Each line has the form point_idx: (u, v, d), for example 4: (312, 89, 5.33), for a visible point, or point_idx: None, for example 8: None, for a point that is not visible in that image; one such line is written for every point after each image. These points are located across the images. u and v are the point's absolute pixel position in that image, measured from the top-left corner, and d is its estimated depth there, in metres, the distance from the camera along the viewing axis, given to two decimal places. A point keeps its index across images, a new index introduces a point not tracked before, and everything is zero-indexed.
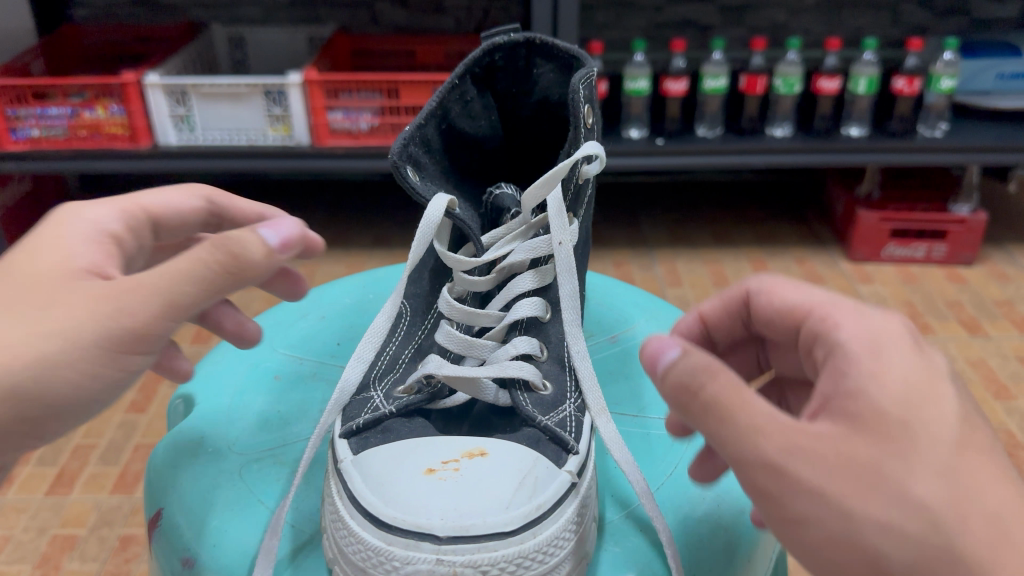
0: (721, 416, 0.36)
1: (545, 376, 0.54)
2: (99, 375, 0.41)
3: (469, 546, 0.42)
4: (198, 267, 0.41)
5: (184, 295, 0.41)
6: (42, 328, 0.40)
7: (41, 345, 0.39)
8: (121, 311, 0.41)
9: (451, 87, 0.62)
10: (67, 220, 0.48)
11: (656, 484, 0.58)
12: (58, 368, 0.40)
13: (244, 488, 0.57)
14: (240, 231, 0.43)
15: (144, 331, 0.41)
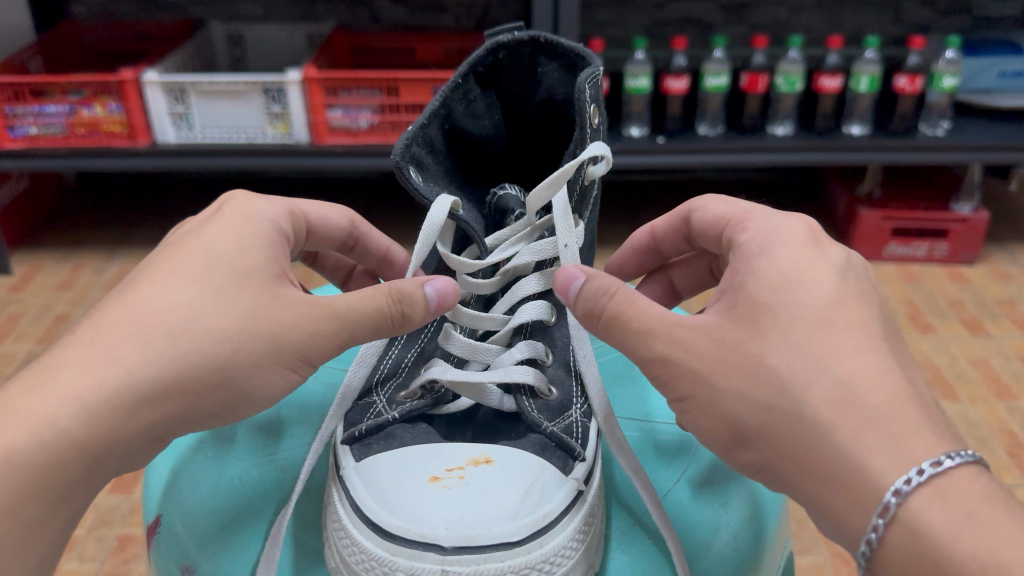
0: (621, 325, 0.46)
1: (551, 381, 0.54)
2: (283, 380, 0.47)
3: (474, 557, 0.41)
4: (379, 314, 0.47)
5: (358, 329, 0.47)
6: (250, 332, 0.45)
7: (247, 346, 0.44)
8: (314, 333, 0.46)
9: (454, 86, 0.61)
10: (250, 214, 0.52)
11: (664, 490, 0.57)
12: (259, 370, 0.45)
13: (245, 494, 0.56)
14: (411, 285, 0.47)
15: (327, 349, 0.47)
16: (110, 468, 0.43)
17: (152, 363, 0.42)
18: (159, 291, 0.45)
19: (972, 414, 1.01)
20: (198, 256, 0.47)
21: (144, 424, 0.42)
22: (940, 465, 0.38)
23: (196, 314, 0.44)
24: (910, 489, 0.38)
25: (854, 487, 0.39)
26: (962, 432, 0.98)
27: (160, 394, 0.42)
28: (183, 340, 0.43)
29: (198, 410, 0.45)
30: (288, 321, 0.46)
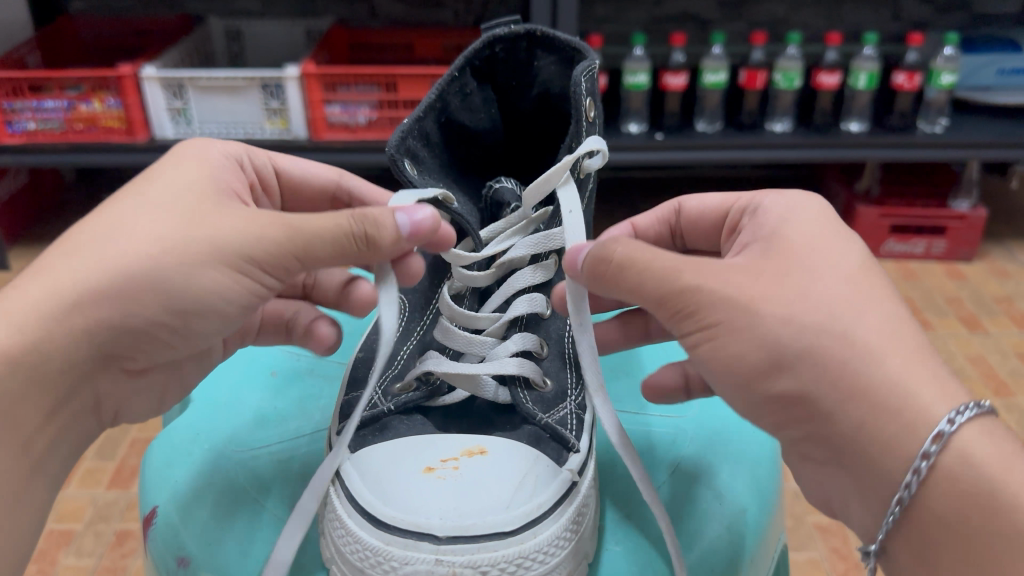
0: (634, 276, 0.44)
1: (545, 373, 0.54)
2: (230, 287, 0.46)
3: (468, 546, 0.41)
4: (337, 231, 0.45)
5: (313, 245, 0.46)
6: (187, 234, 0.45)
7: (182, 245, 0.45)
8: (260, 237, 0.46)
9: (451, 79, 0.61)
10: (205, 147, 0.55)
11: (658, 483, 0.58)
12: (195, 272, 0.45)
13: (241, 486, 0.56)
14: (378, 211, 0.47)
15: (278, 261, 0.46)
16: (59, 383, 0.45)
17: (84, 272, 0.44)
18: (119, 211, 0.47)
19: None
20: (159, 180, 0.49)
21: (81, 325, 0.44)
22: (972, 409, 0.39)
23: (131, 225, 0.46)
24: (956, 424, 0.38)
25: (903, 414, 0.39)
26: None
27: (89, 299, 0.44)
28: (117, 245, 0.45)
29: (139, 317, 0.45)
30: (231, 225, 0.46)
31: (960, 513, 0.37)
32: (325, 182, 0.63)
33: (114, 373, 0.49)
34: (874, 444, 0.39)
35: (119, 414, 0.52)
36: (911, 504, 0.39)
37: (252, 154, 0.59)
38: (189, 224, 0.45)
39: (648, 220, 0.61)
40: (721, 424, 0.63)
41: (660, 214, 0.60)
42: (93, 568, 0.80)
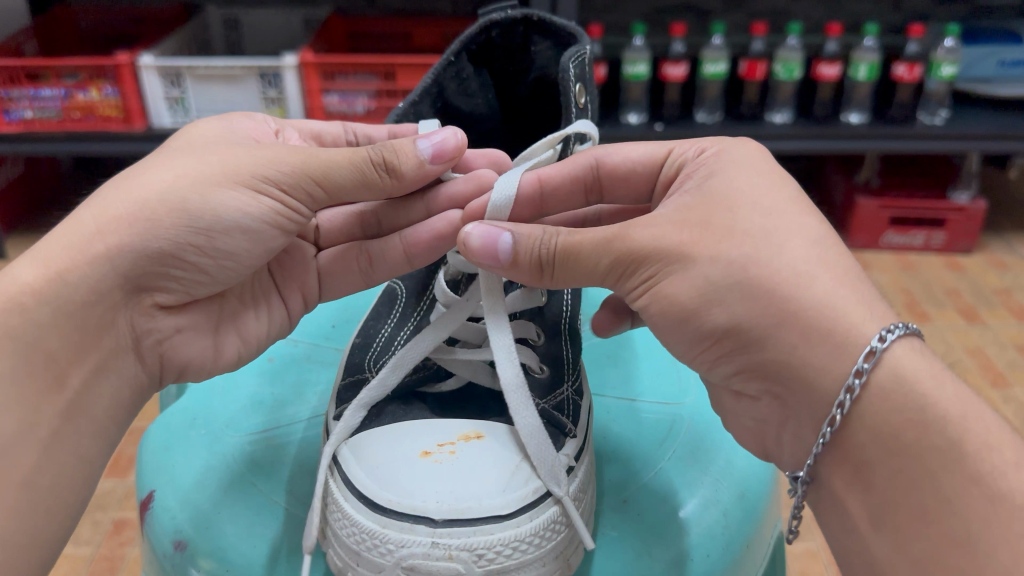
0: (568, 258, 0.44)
1: (542, 359, 0.53)
2: (247, 207, 0.47)
3: (464, 529, 0.41)
4: (355, 155, 0.47)
5: (335, 171, 0.47)
6: (201, 162, 0.47)
7: (194, 171, 0.46)
8: (273, 159, 0.47)
9: (446, 64, 0.61)
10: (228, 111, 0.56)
11: (653, 469, 0.58)
12: (210, 190, 0.46)
13: (238, 469, 0.56)
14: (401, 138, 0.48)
15: (297, 182, 0.47)
16: (89, 316, 0.45)
17: (104, 207, 0.45)
18: (141, 161, 0.49)
19: None
20: (183, 134, 0.51)
21: (103, 251, 0.44)
22: (908, 329, 0.39)
23: (150, 164, 0.47)
24: (891, 339, 0.38)
25: (835, 336, 0.39)
26: None
27: (111, 227, 0.45)
28: (128, 182, 0.46)
29: (165, 240, 0.45)
30: (245, 153, 0.47)
31: (894, 428, 0.38)
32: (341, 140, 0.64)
33: (150, 311, 0.48)
34: (808, 362, 0.40)
35: (166, 359, 0.51)
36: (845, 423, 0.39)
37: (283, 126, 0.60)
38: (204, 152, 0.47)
39: (562, 173, 0.51)
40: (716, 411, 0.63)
41: (575, 168, 0.51)
42: (90, 557, 0.79)
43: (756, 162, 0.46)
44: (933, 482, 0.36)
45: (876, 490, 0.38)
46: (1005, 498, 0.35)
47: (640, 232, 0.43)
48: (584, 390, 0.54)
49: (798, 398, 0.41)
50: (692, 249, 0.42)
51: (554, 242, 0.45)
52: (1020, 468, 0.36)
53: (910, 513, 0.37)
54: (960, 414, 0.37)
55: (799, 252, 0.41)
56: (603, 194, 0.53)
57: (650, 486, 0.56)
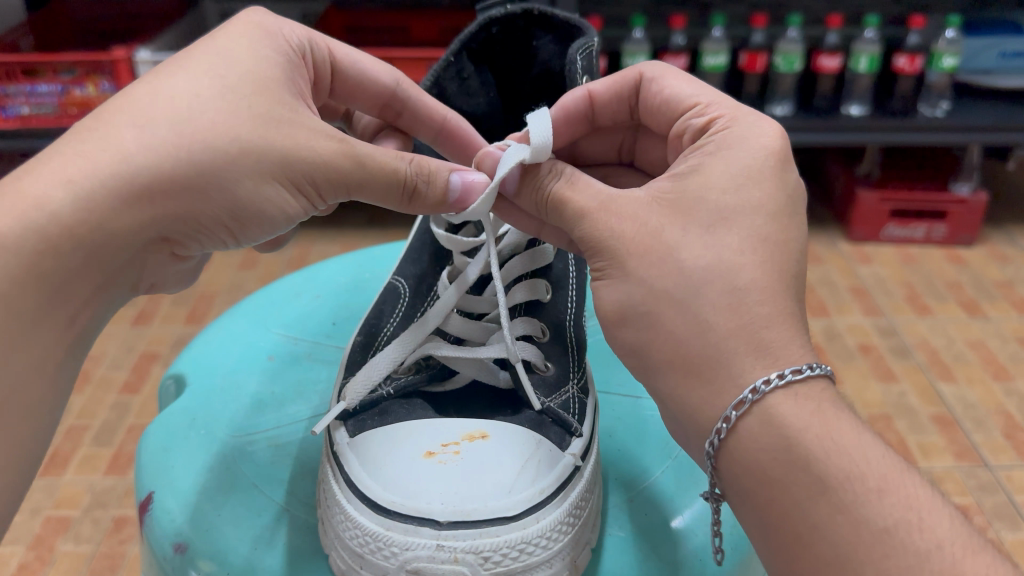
0: (558, 205, 0.45)
1: (546, 357, 0.53)
2: (283, 199, 0.45)
3: (469, 532, 0.40)
4: (396, 176, 0.46)
5: (368, 183, 0.46)
6: (263, 138, 0.43)
7: (253, 151, 0.43)
8: (329, 164, 0.44)
9: (446, 65, 0.62)
10: (276, 37, 0.50)
11: (659, 468, 0.57)
12: (260, 178, 0.44)
13: (240, 469, 0.55)
14: (437, 167, 0.47)
15: (334, 188, 0.46)
16: (111, 263, 0.43)
17: (159, 149, 0.41)
18: (183, 81, 0.44)
19: (969, 396, 1.01)
20: (233, 64, 0.45)
21: (145, 214, 0.42)
22: (801, 372, 0.38)
23: (207, 107, 0.43)
24: (768, 388, 0.37)
25: (715, 379, 0.39)
26: (959, 415, 0.97)
27: (160, 190, 0.42)
28: (188, 128, 0.42)
29: (202, 211, 0.44)
30: (310, 142, 0.44)
31: (761, 464, 0.37)
32: (380, 91, 0.58)
33: (163, 258, 0.48)
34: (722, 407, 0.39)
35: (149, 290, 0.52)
36: (721, 455, 0.39)
37: (314, 42, 0.53)
38: (270, 130, 0.43)
39: (609, 90, 0.53)
40: None
41: (621, 83, 0.53)
42: (91, 554, 0.79)
43: (751, 177, 0.41)
44: (800, 512, 0.35)
45: (753, 520, 0.38)
46: (866, 525, 0.34)
47: (613, 220, 0.42)
48: (588, 385, 0.53)
49: (683, 426, 0.41)
50: (631, 260, 0.41)
51: (547, 189, 0.45)
52: (883, 495, 0.35)
53: (787, 543, 0.36)
54: (825, 449, 0.36)
55: (715, 296, 0.39)
56: (640, 115, 0.54)
57: (657, 486, 0.55)
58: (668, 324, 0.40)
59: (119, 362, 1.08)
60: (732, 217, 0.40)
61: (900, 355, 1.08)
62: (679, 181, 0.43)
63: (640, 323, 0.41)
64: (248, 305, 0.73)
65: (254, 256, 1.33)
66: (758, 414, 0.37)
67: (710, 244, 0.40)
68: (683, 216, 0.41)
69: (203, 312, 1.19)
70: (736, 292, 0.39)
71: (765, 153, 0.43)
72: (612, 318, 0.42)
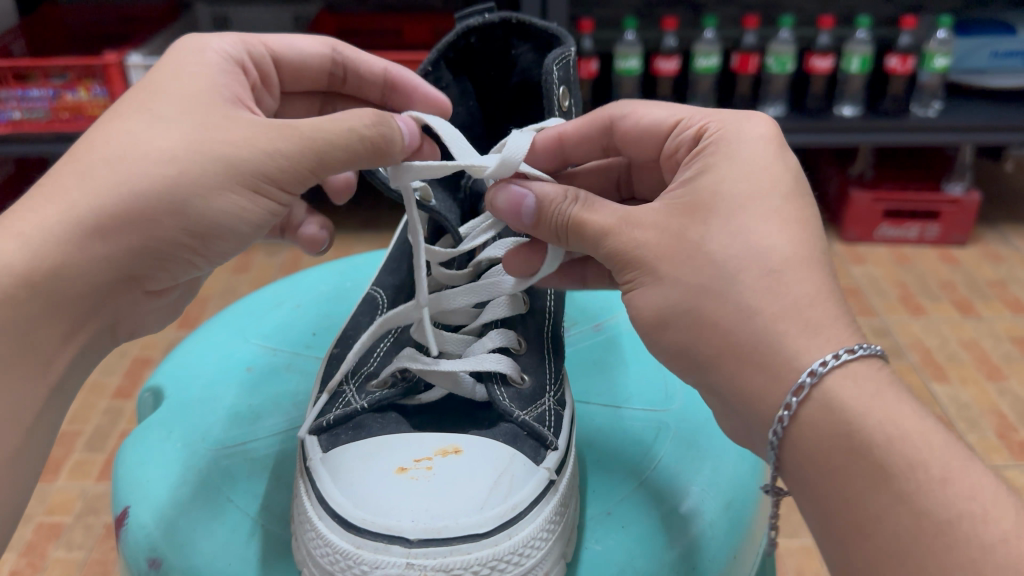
0: (580, 228, 0.45)
1: (523, 369, 0.52)
2: (251, 203, 0.45)
3: (440, 550, 0.40)
4: (350, 134, 0.45)
5: (329, 153, 0.45)
6: (202, 153, 0.43)
7: (196, 166, 0.43)
8: (274, 154, 0.44)
9: (424, 75, 0.62)
10: (203, 51, 0.52)
11: (639, 479, 0.57)
12: (213, 191, 0.43)
13: (215, 485, 0.55)
14: (387, 115, 0.47)
15: (293, 176, 0.45)
16: (79, 306, 0.43)
17: (101, 188, 0.41)
18: (125, 125, 0.44)
19: (962, 396, 1.00)
20: (162, 92, 0.46)
21: (102, 250, 0.42)
22: (855, 351, 0.37)
23: (141, 138, 0.43)
24: (825, 369, 0.37)
25: (771, 366, 0.38)
26: (952, 415, 0.97)
27: (111, 225, 0.42)
28: (124, 161, 0.42)
29: (160, 240, 0.44)
30: (250, 143, 0.44)
31: (822, 451, 0.37)
32: (321, 62, 0.62)
33: (135, 295, 0.48)
34: (755, 386, 0.39)
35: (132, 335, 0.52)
36: (785, 447, 0.39)
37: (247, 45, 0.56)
38: (205, 142, 0.43)
39: (582, 126, 0.53)
40: (704, 418, 0.62)
41: (592, 121, 0.52)
42: (82, 561, 0.78)
43: (753, 169, 0.43)
44: (859, 502, 0.35)
45: (815, 511, 0.38)
46: (927, 515, 0.33)
47: (635, 232, 0.43)
48: (566, 398, 0.53)
49: (745, 420, 0.41)
50: (661, 264, 0.42)
51: (563, 214, 0.45)
52: (946, 484, 0.34)
53: (843, 532, 0.36)
54: (886, 434, 0.35)
55: (751, 279, 0.40)
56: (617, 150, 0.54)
57: (636, 499, 0.55)
58: (712, 315, 0.40)
59: (112, 367, 1.08)
60: (740, 208, 0.41)
61: (894, 355, 1.08)
62: (689, 185, 0.43)
63: (684, 322, 0.41)
64: (229, 315, 0.73)
65: (248, 260, 1.33)
66: (816, 398, 0.37)
67: (736, 234, 0.41)
68: (700, 215, 0.42)
69: (196, 316, 1.19)
70: (772, 275, 0.39)
71: (760, 142, 0.44)
72: (652, 323, 0.43)
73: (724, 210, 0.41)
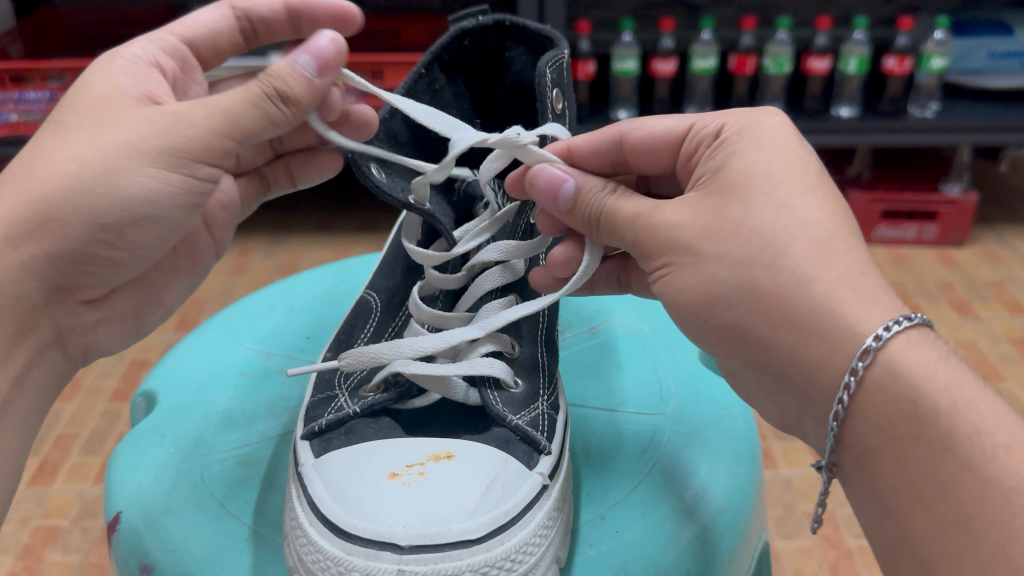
0: (613, 216, 0.47)
1: (517, 373, 0.52)
2: (168, 178, 0.46)
3: (431, 556, 0.40)
4: (242, 90, 0.45)
5: (237, 116, 0.45)
6: (99, 143, 0.45)
7: (97, 157, 0.44)
8: (168, 126, 0.45)
9: (418, 76, 0.59)
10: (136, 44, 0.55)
11: (633, 483, 0.57)
12: (121, 174, 0.45)
13: (207, 489, 0.55)
14: (280, 64, 0.45)
15: (207, 146, 0.45)
16: (8, 316, 0.46)
17: (10, 203, 0.44)
18: (42, 141, 0.46)
19: None
20: (74, 93, 0.48)
21: (19, 257, 0.44)
22: (912, 318, 0.39)
23: (48, 144, 0.45)
24: (889, 335, 0.38)
25: (832, 335, 0.39)
26: None
27: (20, 233, 0.44)
28: (30, 171, 0.44)
29: (75, 243, 0.46)
30: (142, 123, 0.45)
31: (889, 418, 0.38)
32: None
33: (71, 306, 0.51)
34: (815, 356, 0.40)
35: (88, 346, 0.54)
36: (848, 418, 0.39)
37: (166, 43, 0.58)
38: (99, 131, 0.45)
39: (588, 144, 0.51)
40: (700, 421, 0.62)
41: (599, 140, 0.51)
42: (79, 564, 0.78)
43: (780, 151, 0.44)
44: (926, 469, 0.36)
45: (880, 479, 0.38)
46: (991, 485, 0.34)
47: (669, 214, 0.44)
48: (560, 402, 0.53)
49: (804, 394, 0.42)
50: (704, 243, 0.42)
51: (599, 202, 0.48)
52: (1011, 452, 0.35)
53: (908, 499, 0.37)
54: (951, 400, 0.36)
55: (803, 248, 0.40)
56: (625, 168, 0.52)
57: (630, 503, 0.55)
58: (764, 286, 0.40)
59: (109, 370, 1.08)
60: (777, 183, 0.42)
61: None
62: (716, 171, 0.44)
63: (735, 300, 0.42)
64: (223, 319, 0.73)
65: (245, 262, 1.33)
66: (883, 363, 0.38)
67: (779, 208, 0.41)
68: (738, 192, 0.42)
69: (193, 318, 1.18)
70: (821, 244, 0.40)
71: (782, 130, 0.46)
72: (700, 303, 0.43)
73: (762, 185, 0.42)
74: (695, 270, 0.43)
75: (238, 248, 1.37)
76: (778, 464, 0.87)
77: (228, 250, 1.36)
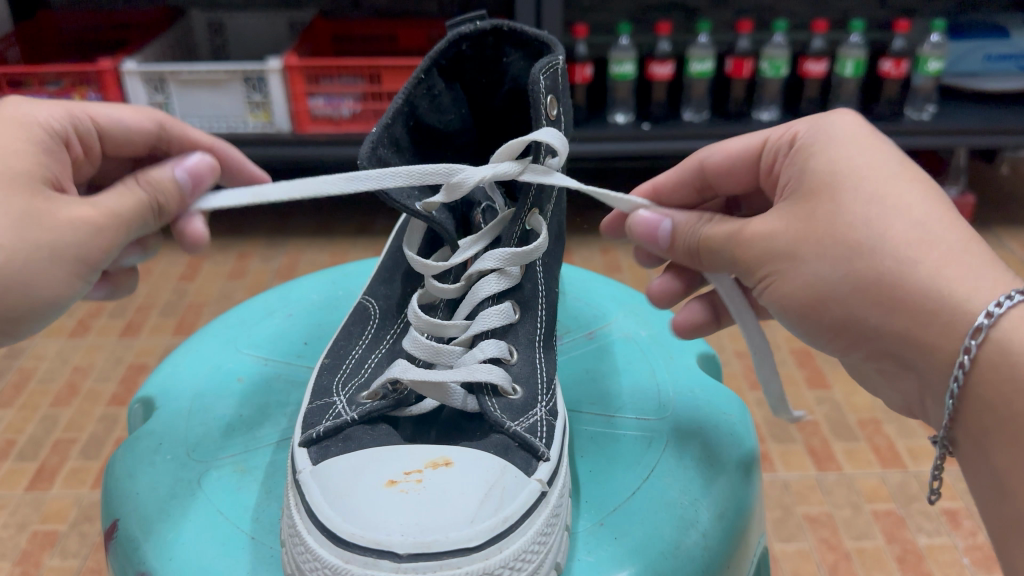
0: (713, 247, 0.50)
1: (516, 379, 0.52)
2: (72, 285, 0.48)
3: (429, 564, 0.40)
4: (139, 206, 0.49)
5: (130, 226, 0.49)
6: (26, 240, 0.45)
7: (20, 255, 0.45)
8: (80, 231, 0.47)
9: (417, 82, 0.59)
10: (30, 127, 0.50)
11: (630, 489, 0.57)
12: (36, 275, 0.46)
13: (205, 495, 0.55)
14: (159, 172, 0.50)
15: (105, 253, 0.49)
16: None
17: None
18: None
19: None
20: None
21: None
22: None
23: None
24: (999, 312, 0.39)
25: (941, 316, 0.41)
26: None
27: None
28: None
29: None
30: (61, 223, 0.47)
31: (1006, 399, 0.39)
32: (146, 137, 0.57)
33: None
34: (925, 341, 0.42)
35: None
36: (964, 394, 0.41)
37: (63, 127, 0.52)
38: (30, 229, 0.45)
39: (671, 176, 0.56)
40: (699, 427, 0.62)
41: (682, 171, 0.56)
42: (77, 569, 0.78)
43: (860, 143, 0.47)
44: None
45: (997, 457, 0.40)
46: None
47: (764, 220, 0.47)
48: (559, 408, 0.53)
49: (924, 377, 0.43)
50: (802, 248, 0.45)
51: (697, 233, 0.51)
52: None
53: None
54: None
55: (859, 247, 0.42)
56: (713, 191, 0.56)
57: (628, 510, 0.55)
58: (868, 275, 0.43)
59: (107, 374, 1.07)
60: (862, 176, 0.44)
61: None
62: (800, 180, 0.47)
63: (842, 296, 0.44)
64: (219, 325, 0.73)
65: (244, 265, 1.33)
66: (994, 340, 0.39)
67: (869, 200, 0.44)
68: (828, 191, 0.45)
69: (191, 322, 1.18)
70: (918, 225, 0.42)
71: (856, 125, 0.48)
72: (810, 304, 0.46)
73: (849, 179, 0.45)
74: (797, 273, 0.45)
75: (237, 252, 1.37)
76: (778, 466, 0.87)
77: (226, 254, 1.36)
